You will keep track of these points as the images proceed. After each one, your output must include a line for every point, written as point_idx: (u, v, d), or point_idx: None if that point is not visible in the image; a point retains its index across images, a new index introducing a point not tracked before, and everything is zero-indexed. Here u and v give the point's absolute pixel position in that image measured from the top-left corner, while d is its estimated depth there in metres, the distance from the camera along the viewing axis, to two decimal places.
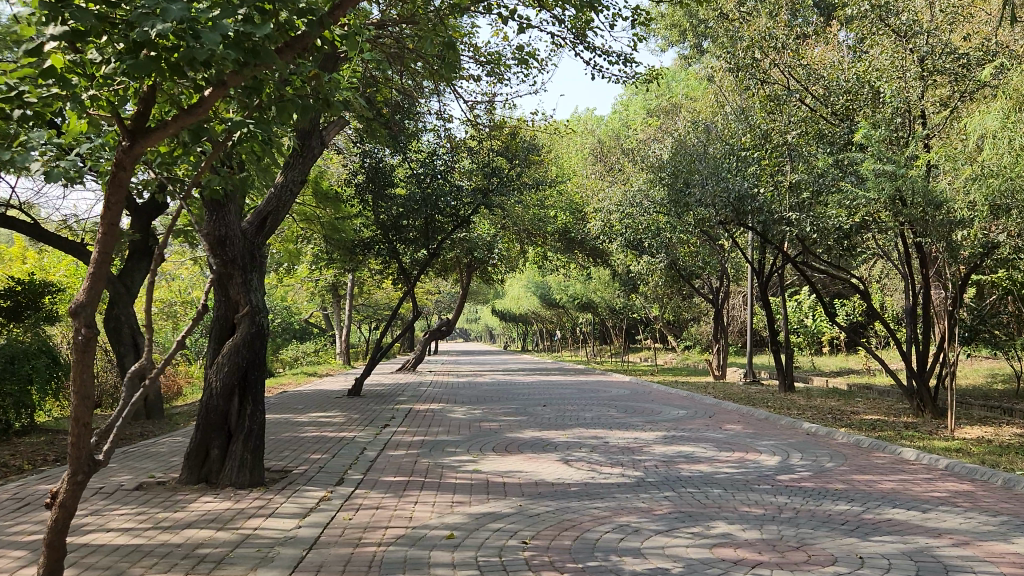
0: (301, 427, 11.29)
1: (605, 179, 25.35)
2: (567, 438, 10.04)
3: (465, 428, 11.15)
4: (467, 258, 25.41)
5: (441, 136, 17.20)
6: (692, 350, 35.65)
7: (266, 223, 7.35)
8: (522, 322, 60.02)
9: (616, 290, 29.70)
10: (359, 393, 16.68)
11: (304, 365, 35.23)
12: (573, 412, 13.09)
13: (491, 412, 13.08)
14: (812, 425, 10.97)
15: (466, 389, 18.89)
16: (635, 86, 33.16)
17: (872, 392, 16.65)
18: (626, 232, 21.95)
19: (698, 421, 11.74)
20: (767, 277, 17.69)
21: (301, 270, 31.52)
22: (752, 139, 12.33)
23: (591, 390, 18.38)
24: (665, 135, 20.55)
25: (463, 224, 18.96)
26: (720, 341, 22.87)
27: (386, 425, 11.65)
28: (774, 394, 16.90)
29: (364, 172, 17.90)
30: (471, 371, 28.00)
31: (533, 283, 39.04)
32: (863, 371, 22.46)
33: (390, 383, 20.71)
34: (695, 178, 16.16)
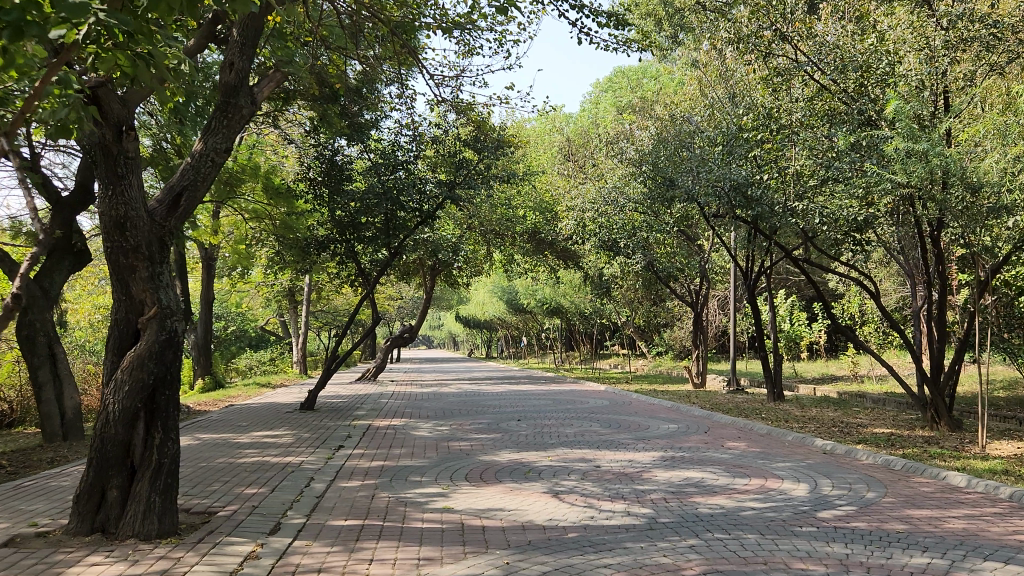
0: (239, 451, 9.72)
1: (578, 176, 24.12)
2: (552, 461, 8.62)
3: (432, 449, 9.70)
4: (431, 260, 23.93)
5: (403, 123, 15.72)
6: (665, 356, 34.44)
7: (180, 204, 5.81)
8: (487, 328, 58.58)
9: (587, 295, 28.47)
10: (313, 407, 15.09)
11: (259, 374, 33.47)
12: (553, 428, 11.68)
13: (460, 429, 11.61)
14: (825, 442, 9.69)
15: (431, 401, 17.43)
16: (605, 84, 32.06)
17: (867, 401, 15.50)
18: (600, 232, 20.69)
19: (695, 438, 10.38)
20: (754, 278, 16.48)
21: (255, 272, 29.80)
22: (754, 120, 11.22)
23: (566, 401, 16.98)
24: (642, 128, 19.31)
25: (428, 221, 17.52)
26: (699, 348, 21.67)
27: (341, 446, 10.13)
28: (764, 404, 15.68)
29: (319, 165, 16.39)
30: (437, 380, 26.51)
31: (500, 288, 37.65)
32: (848, 378, 21.46)
33: (349, 394, 19.14)
34: (680, 170, 14.90)
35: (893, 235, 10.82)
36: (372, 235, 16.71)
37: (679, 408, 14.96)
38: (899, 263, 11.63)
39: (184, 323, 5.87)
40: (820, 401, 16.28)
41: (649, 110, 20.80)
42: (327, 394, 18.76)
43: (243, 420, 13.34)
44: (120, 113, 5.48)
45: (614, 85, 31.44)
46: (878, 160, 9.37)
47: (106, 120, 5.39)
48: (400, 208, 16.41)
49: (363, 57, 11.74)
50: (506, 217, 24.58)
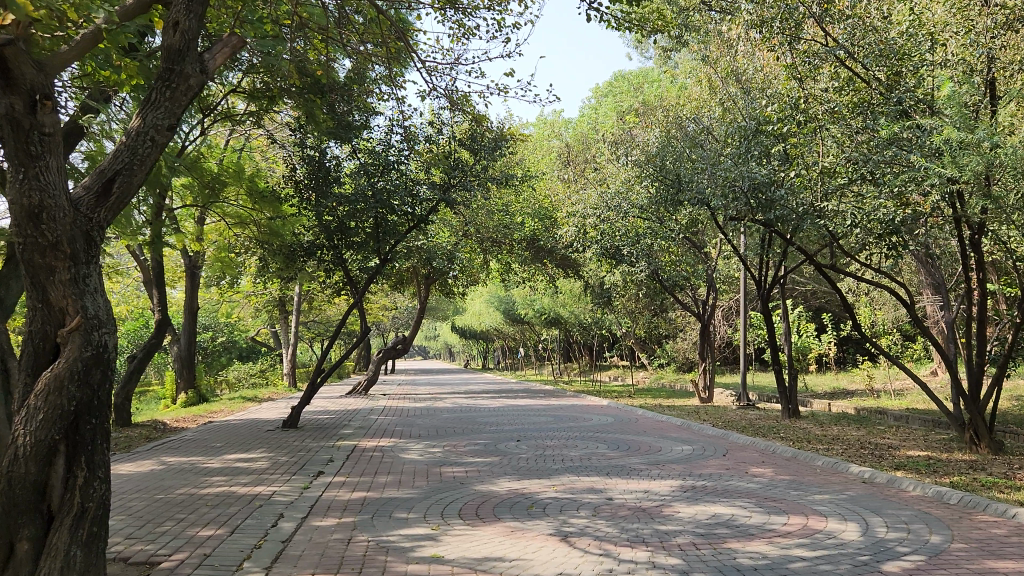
0: (206, 478, 8.67)
1: (578, 181, 23.17)
2: (557, 493, 7.58)
3: (421, 476, 8.64)
4: (425, 268, 22.89)
5: (395, 120, 14.69)
6: (668, 368, 33.40)
7: (112, 190, 4.81)
8: (483, 339, 57.52)
9: (587, 305, 27.50)
10: (296, 425, 14.02)
11: (248, 387, 32.36)
12: (556, 450, 10.62)
13: (453, 452, 10.56)
14: (862, 469, 8.66)
15: (423, 418, 16.34)
16: (606, 89, 31.14)
17: (892, 420, 14.42)
18: (602, 240, 19.70)
19: (714, 464, 9.35)
20: (768, 287, 15.48)
21: (244, 281, 28.76)
22: (778, 112, 10.25)
23: (568, 417, 15.92)
24: (648, 128, 18.33)
25: (421, 226, 16.47)
26: (707, 361, 20.66)
27: (320, 472, 9.06)
28: (780, 422, 14.63)
29: (305, 167, 15.39)
30: (432, 395, 25.45)
31: (496, 298, 36.63)
32: (864, 394, 20.44)
33: (338, 410, 18.08)
34: (690, 172, 13.92)
35: (930, 237, 9.82)
36: (360, 240, 15.67)
37: (690, 426, 13.93)
38: (934, 269, 10.63)
39: (116, 336, 4.87)
40: (839, 418, 15.24)
41: (654, 112, 19.86)
42: (314, 411, 17.69)
43: (219, 440, 12.30)
44: (34, 80, 4.54)
45: (615, 90, 30.53)
46: (925, 152, 8.42)
47: (14, 87, 4.45)
48: (390, 212, 15.38)
49: (350, 45, 10.75)
50: (503, 224, 23.60)
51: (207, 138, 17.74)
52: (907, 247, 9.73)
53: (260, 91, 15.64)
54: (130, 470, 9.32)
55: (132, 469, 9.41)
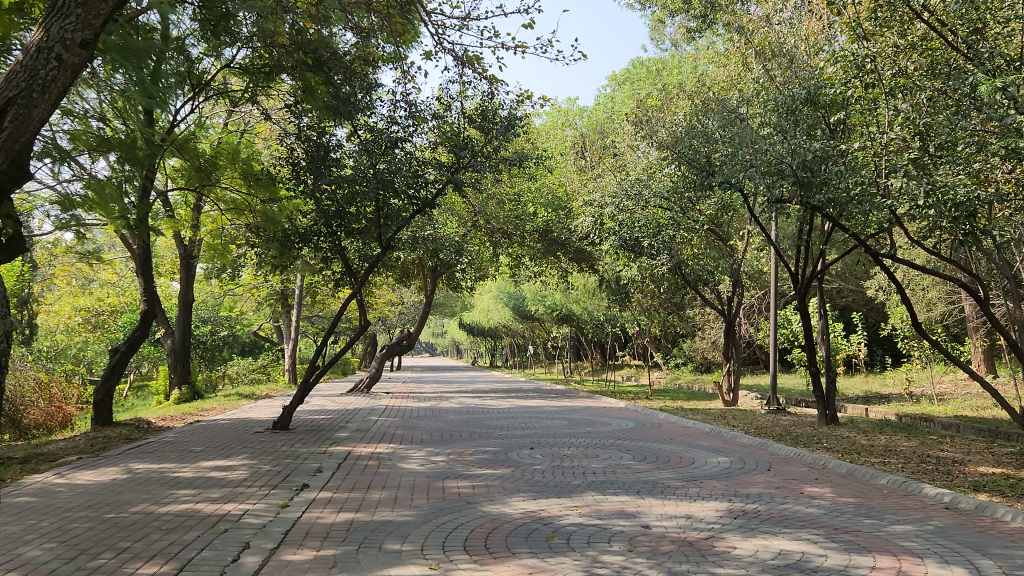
0: (172, 491, 7.42)
1: (595, 169, 21.93)
2: (582, 518, 6.31)
3: (421, 493, 7.39)
4: (433, 258, 21.68)
5: (400, 93, 13.42)
6: (684, 368, 32.13)
7: (7, 115, 4.74)
8: (490, 336, 56.32)
9: (601, 302, 26.26)
10: (287, 426, 12.78)
11: (248, 383, 31.25)
12: (576, 461, 9.37)
13: (460, 461, 9.32)
14: (938, 491, 7.36)
15: (428, 420, 15.08)
16: (623, 78, 29.94)
17: (943, 431, 13.08)
18: (620, 231, 18.45)
19: (760, 481, 8.07)
20: (805, 282, 14.21)
21: (244, 273, 27.62)
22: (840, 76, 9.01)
23: (585, 421, 14.66)
24: (672, 111, 17.06)
25: (427, 211, 15.20)
26: (731, 361, 19.38)
27: (305, 485, 7.83)
28: (819, 430, 13.33)
29: (304, 146, 14.15)
30: (438, 393, 24.28)
31: (507, 293, 35.61)
32: (900, 400, 19.18)
33: (337, 409, 16.92)
34: (723, 154, 12.67)
35: (1013, 222, 8.49)
36: (361, 227, 14.32)
37: (721, 433, 12.65)
38: (1010, 259, 9.29)
39: None
40: (882, 426, 13.99)
41: (677, 97, 18.67)
42: (311, 410, 16.51)
43: (200, 442, 11.10)
44: None
45: (632, 79, 29.31)
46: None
47: None
48: (394, 196, 14.13)
49: None
50: (515, 214, 22.39)
51: (200, 116, 16.60)
52: (987, 235, 8.48)
53: (256, 65, 14.48)
54: (87, 480, 8.07)
55: (90, 478, 8.16)
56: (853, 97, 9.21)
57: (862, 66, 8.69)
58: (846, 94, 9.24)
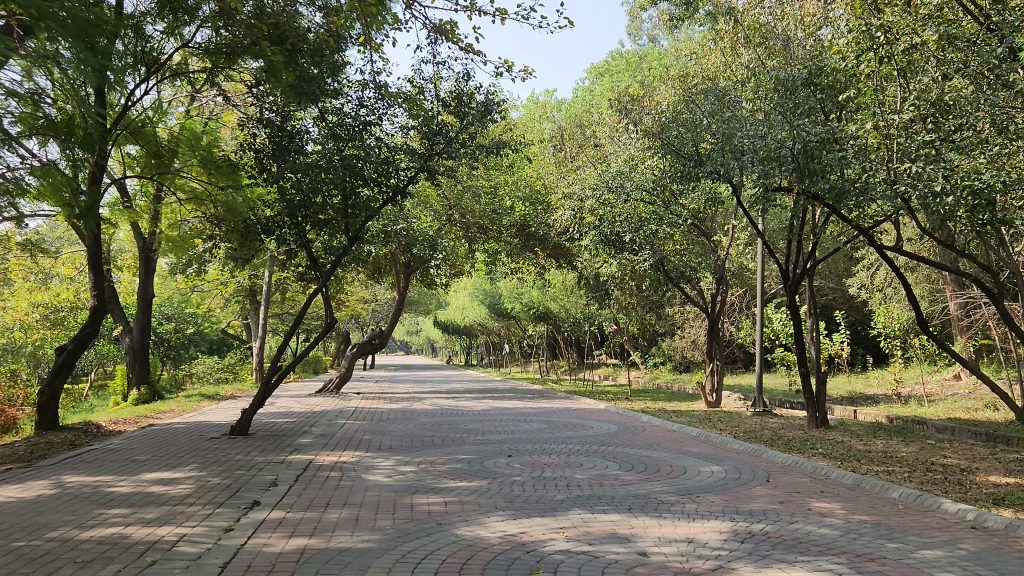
0: (100, 511, 6.52)
1: (574, 160, 21.19)
2: (568, 543, 5.50)
3: (386, 512, 6.55)
4: (406, 252, 20.82)
5: (370, 73, 12.52)
6: (663, 367, 31.55)
7: None
8: (464, 333, 55.55)
9: (578, 299, 25.57)
10: (244, 432, 11.85)
11: (214, 382, 30.16)
12: (558, 471, 8.56)
13: (430, 473, 8.49)
14: (962, 507, 6.63)
15: (398, 423, 14.22)
16: (601, 71, 29.34)
17: (940, 435, 12.46)
18: (601, 226, 17.73)
19: (760, 494, 7.32)
20: (795, 277, 13.55)
21: (211, 269, 26.58)
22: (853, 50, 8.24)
23: (564, 424, 13.88)
24: (657, 100, 16.37)
25: (398, 201, 14.30)
26: (714, 361, 18.73)
27: (255, 502, 6.96)
28: (810, 434, 12.64)
29: (269, 131, 13.21)
30: (410, 394, 23.40)
31: (482, 290, 34.88)
32: (887, 400, 18.66)
33: (303, 411, 16.01)
34: (712, 142, 11.99)
35: None
36: (327, 217, 13.40)
37: (710, 438, 11.93)
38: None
39: None
40: (874, 429, 13.38)
41: (659, 87, 18.01)
42: (275, 413, 15.61)
43: (147, 450, 10.16)
44: None
45: (611, 72, 28.68)
46: None
47: None
48: (364, 185, 13.22)
49: None
50: (491, 208, 21.59)
51: (157, 101, 15.64)
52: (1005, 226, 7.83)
53: (217, 44, 13.56)
54: (8, 496, 7.15)
55: (12, 495, 7.23)
56: (864, 71, 8.46)
57: (877, 37, 7.93)
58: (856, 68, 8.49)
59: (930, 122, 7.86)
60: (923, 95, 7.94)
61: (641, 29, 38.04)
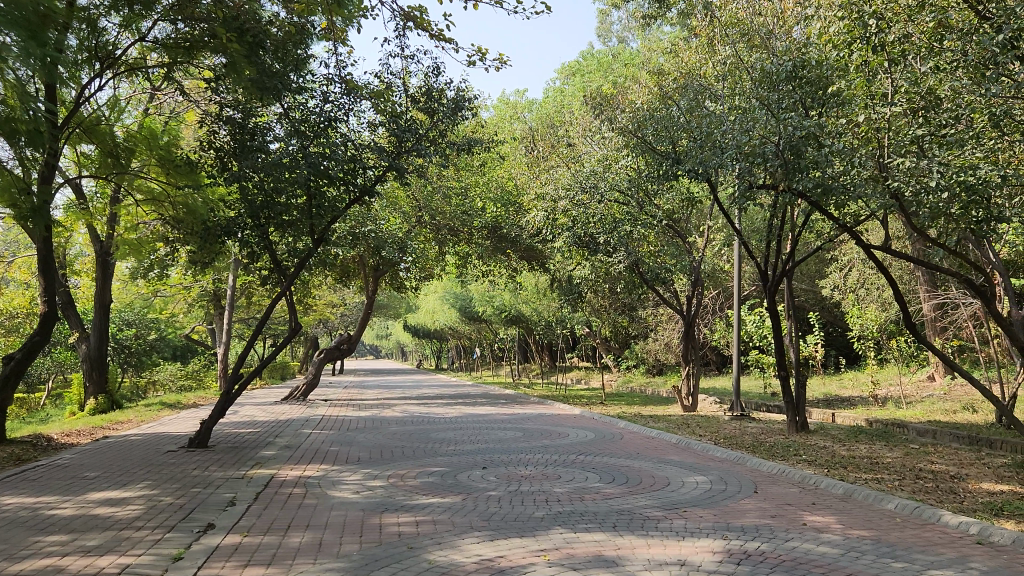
0: (36, 538, 5.93)
1: (547, 161, 20.77)
2: (551, 569, 5.04)
3: (352, 535, 6.05)
4: (375, 255, 20.26)
5: (335, 66, 11.98)
6: (636, 370, 31.27)
7: None
8: (435, 337, 54.99)
9: (551, 302, 25.18)
10: (203, 444, 11.24)
11: (177, 390, 29.31)
12: (535, 485, 8.11)
13: (400, 488, 7.99)
14: (962, 518, 6.29)
15: (367, 432, 13.67)
16: (572, 71, 29.02)
17: (923, 439, 12.20)
18: (574, 227, 17.34)
19: (751, 508, 6.93)
20: (774, 278, 13.23)
21: (173, 272, 25.78)
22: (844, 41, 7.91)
23: (539, 431, 13.44)
24: (631, 99, 16.01)
25: (365, 200, 13.75)
26: (690, 364, 18.43)
27: (209, 525, 6.41)
28: (792, 440, 12.33)
29: (230, 128, 12.61)
30: (380, 400, 22.83)
31: (452, 294, 34.39)
32: (864, 403, 18.48)
33: (267, 421, 15.37)
34: (691, 140, 11.64)
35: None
36: (291, 218, 12.82)
37: (690, 445, 11.56)
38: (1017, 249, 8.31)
39: None
40: (856, 433, 13.09)
41: (632, 86, 17.67)
42: (238, 423, 14.95)
43: (97, 466, 9.53)
44: None
45: (582, 72, 28.38)
46: None
47: None
48: (329, 183, 12.66)
49: None
50: (461, 209, 21.09)
51: (113, 97, 14.93)
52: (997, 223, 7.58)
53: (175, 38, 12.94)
54: None
55: None
56: (855, 62, 8.11)
57: (871, 25, 7.55)
58: (848, 58, 8.12)
59: (921, 115, 7.59)
60: (914, 87, 7.63)
61: (611, 31, 37.85)
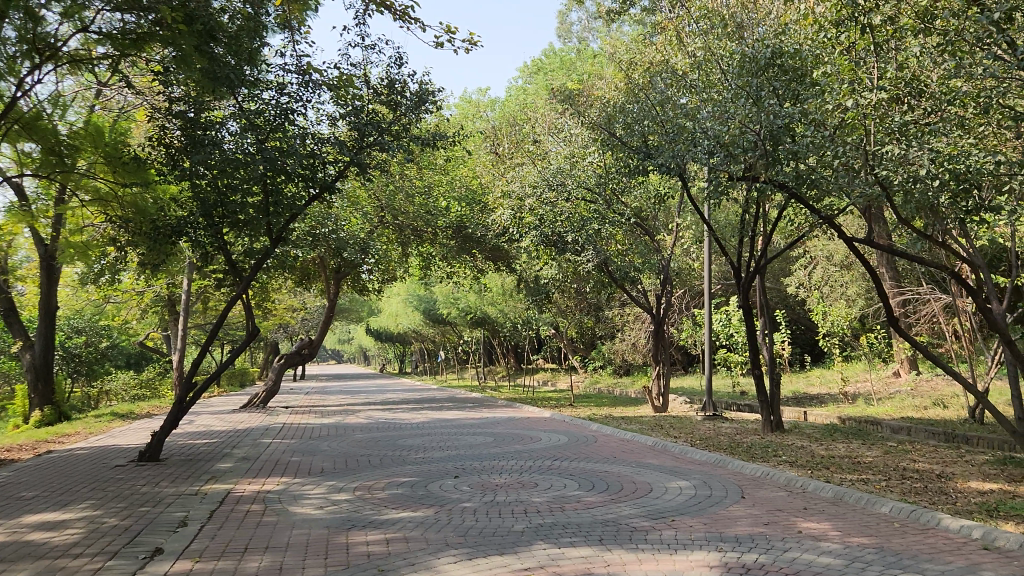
0: None
1: (511, 158, 20.35)
2: None
3: (315, 557, 5.53)
4: (335, 256, 19.63)
5: (292, 57, 11.39)
6: (603, 371, 31.00)
7: None
8: (399, 341, 54.29)
9: (517, 303, 24.77)
10: (154, 457, 10.57)
11: (131, 400, 28.32)
12: (511, 495, 7.64)
13: (366, 501, 7.47)
14: (965, 521, 5.97)
15: (330, 440, 13.09)
16: (535, 69, 28.67)
17: (901, 437, 11.96)
18: (541, 226, 16.94)
19: (741, 516, 6.53)
20: (747, 275, 12.96)
21: (125, 277, 24.86)
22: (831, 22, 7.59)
23: (510, 436, 12.99)
24: (598, 95, 15.65)
25: (324, 199, 13.15)
26: (660, 365, 18.13)
27: (157, 549, 5.84)
28: (769, 440, 12.04)
29: (180, 124, 11.95)
30: (343, 407, 22.20)
31: (415, 297, 33.84)
32: (834, 400, 18.36)
33: (225, 430, 14.68)
34: (663, 133, 11.29)
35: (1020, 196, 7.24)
36: (246, 217, 12.21)
37: (667, 448, 11.19)
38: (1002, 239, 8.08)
39: None
40: (831, 431, 12.85)
41: (598, 82, 17.32)
42: (193, 433, 14.25)
43: (37, 484, 8.85)
44: None
45: (545, 70, 28.03)
46: None
47: None
48: (286, 180, 12.05)
49: None
50: (425, 209, 20.55)
51: (56, 93, 14.12)
52: (987, 213, 7.32)
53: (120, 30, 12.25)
54: None
55: None
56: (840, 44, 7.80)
57: (858, 4, 7.24)
58: (833, 40, 7.79)
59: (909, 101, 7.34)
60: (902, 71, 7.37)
61: (571, 32, 37.65)
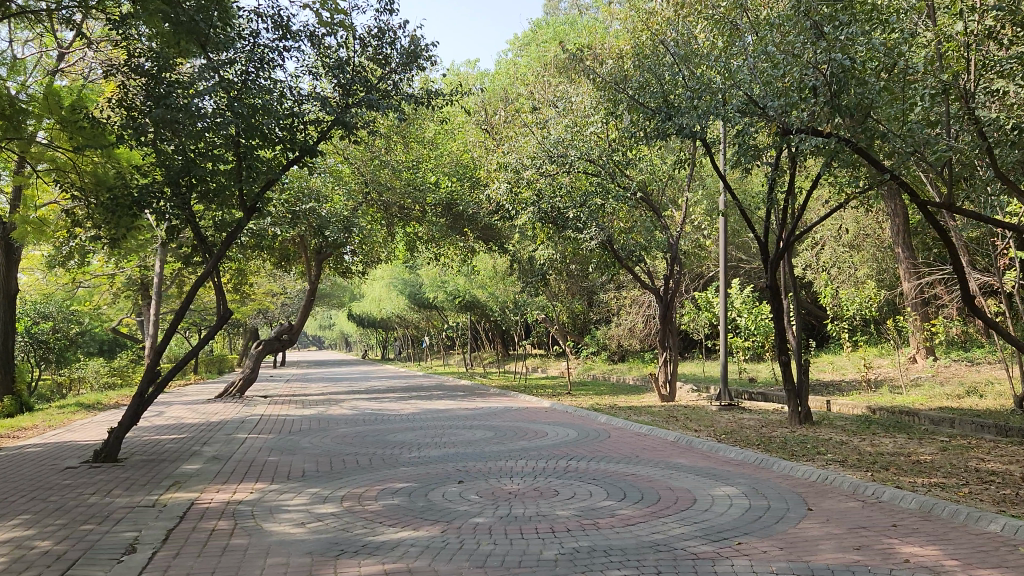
0: None
1: (506, 130, 19.02)
2: None
3: None
4: (317, 234, 18.25)
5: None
6: (596, 357, 29.80)
7: None
8: (382, 328, 52.95)
9: (509, 285, 23.47)
10: (109, 458, 9.19)
11: (101, 388, 26.79)
12: (530, 508, 6.35)
13: (357, 516, 6.20)
14: None
15: (311, 435, 11.73)
16: (527, 41, 27.36)
17: (948, 430, 10.80)
18: (541, 201, 15.65)
19: (822, 538, 5.31)
20: (775, 253, 11.72)
21: (93, 258, 23.30)
22: None
23: (512, 429, 11.68)
24: (603, 57, 14.37)
25: (304, 163, 11.70)
26: (667, 350, 16.94)
27: None
28: (802, 434, 10.84)
29: (143, 79, 10.47)
30: (325, 396, 20.84)
31: (401, 280, 32.48)
32: (853, 387, 17.27)
33: (195, 423, 13.31)
34: (689, 90, 10.01)
35: None
36: (217, 185, 10.76)
37: (693, 443, 9.95)
38: None
39: None
40: (867, 423, 11.69)
41: (601, 45, 16.03)
42: (160, 427, 12.85)
43: None
44: None
45: (537, 42, 26.73)
46: None
47: None
48: (261, 142, 10.62)
49: None
50: (414, 184, 19.23)
51: (5, 49, 12.56)
52: None
53: None
54: None
55: None
56: None
57: None
58: None
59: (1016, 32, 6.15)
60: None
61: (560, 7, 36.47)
